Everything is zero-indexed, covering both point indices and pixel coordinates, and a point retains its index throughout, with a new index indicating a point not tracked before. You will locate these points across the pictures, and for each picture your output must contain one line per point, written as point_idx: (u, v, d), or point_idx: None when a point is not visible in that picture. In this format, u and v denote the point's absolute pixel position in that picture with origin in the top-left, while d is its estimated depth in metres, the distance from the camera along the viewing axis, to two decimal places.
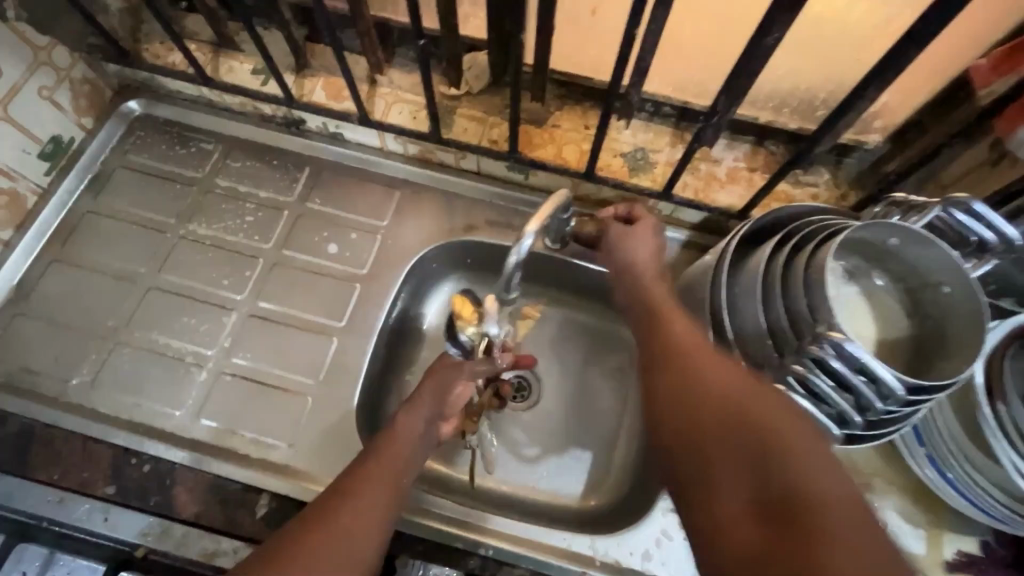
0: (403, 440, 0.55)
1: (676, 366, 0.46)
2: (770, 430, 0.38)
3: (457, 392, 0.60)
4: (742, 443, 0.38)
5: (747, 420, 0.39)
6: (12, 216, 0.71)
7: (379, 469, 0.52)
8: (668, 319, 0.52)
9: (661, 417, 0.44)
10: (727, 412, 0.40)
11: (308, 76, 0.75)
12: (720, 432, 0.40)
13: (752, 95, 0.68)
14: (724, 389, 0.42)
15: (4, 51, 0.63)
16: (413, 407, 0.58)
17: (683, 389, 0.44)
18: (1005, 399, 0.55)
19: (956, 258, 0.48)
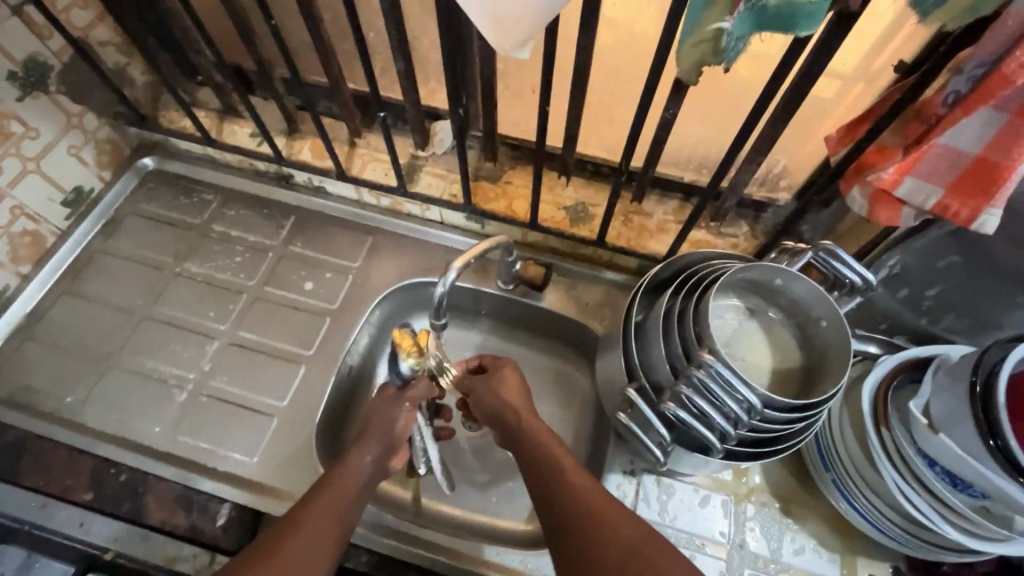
0: (354, 471, 0.61)
1: (562, 488, 0.56)
2: (638, 547, 0.49)
3: (400, 424, 0.67)
4: (618, 558, 0.49)
5: (598, 514, 0.53)
6: (32, 253, 0.81)
7: (330, 497, 0.58)
8: (553, 446, 0.60)
9: (559, 532, 0.54)
10: (598, 515, 0.53)
11: (297, 139, 0.87)
12: (603, 552, 0.50)
13: (676, 158, 0.79)
14: (585, 481, 0.57)
15: (42, 117, 0.76)
16: (365, 439, 0.65)
17: (565, 495, 0.56)
18: (888, 424, 0.62)
19: (824, 296, 0.57)
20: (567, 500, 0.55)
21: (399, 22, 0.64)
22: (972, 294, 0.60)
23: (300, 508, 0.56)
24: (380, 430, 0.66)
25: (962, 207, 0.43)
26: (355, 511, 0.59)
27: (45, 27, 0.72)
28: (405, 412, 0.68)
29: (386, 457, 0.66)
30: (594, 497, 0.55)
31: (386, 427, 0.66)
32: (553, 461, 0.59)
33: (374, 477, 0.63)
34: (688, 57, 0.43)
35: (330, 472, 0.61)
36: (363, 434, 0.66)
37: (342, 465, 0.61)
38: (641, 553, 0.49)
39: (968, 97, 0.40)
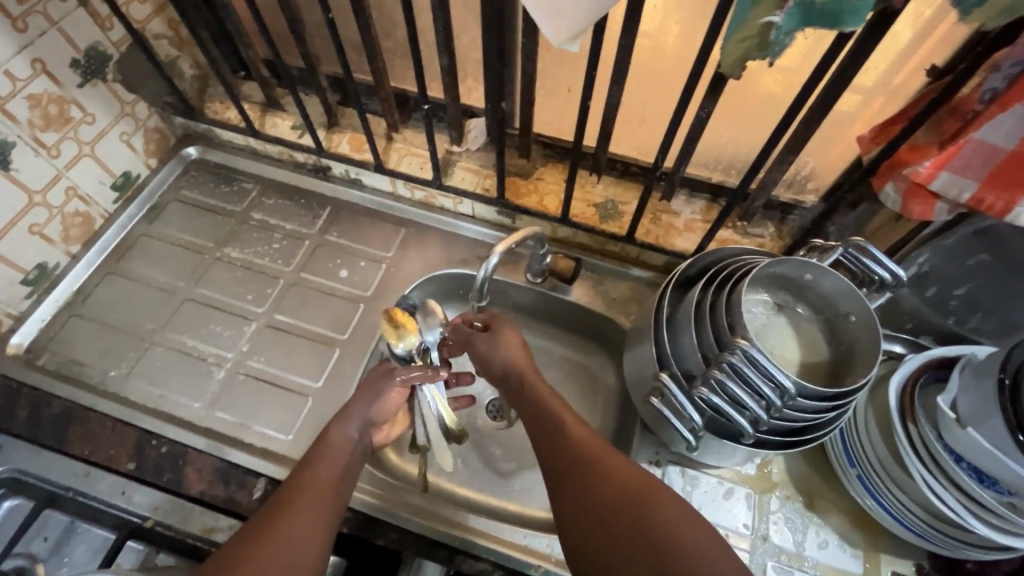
0: (337, 448, 0.62)
1: (563, 439, 0.59)
2: (635, 490, 0.52)
3: (386, 401, 0.66)
4: (616, 501, 0.52)
5: (595, 460, 0.56)
6: (83, 233, 0.85)
7: (315, 478, 0.58)
8: (552, 404, 0.63)
9: (559, 479, 0.57)
10: (597, 461, 0.56)
11: (336, 132, 0.89)
12: (599, 495, 0.53)
13: (706, 159, 0.80)
14: (583, 431, 0.60)
15: (99, 103, 0.79)
16: (348, 415, 0.64)
17: (565, 444, 0.59)
18: (914, 419, 0.63)
19: (855, 291, 0.58)
20: (566, 448, 0.58)
21: (445, 21, 0.66)
22: (1000, 294, 0.61)
23: (290, 491, 0.57)
24: (360, 409, 0.65)
25: (996, 199, 0.45)
26: (345, 485, 0.60)
27: (107, 19, 0.76)
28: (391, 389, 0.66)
29: (369, 431, 0.66)
30: (593, 446, 0.58)
31: (367, 404, 0.65)
32: (553, 416, 0.62)
33: (362, 441, 0.65)
34: (732, 52, 0.45)
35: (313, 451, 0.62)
36: (343, 411, 0.65)
37: (323, 442, 0.62)
38: (638, 495, 0.52)
39: (1005, 93, 0.42)
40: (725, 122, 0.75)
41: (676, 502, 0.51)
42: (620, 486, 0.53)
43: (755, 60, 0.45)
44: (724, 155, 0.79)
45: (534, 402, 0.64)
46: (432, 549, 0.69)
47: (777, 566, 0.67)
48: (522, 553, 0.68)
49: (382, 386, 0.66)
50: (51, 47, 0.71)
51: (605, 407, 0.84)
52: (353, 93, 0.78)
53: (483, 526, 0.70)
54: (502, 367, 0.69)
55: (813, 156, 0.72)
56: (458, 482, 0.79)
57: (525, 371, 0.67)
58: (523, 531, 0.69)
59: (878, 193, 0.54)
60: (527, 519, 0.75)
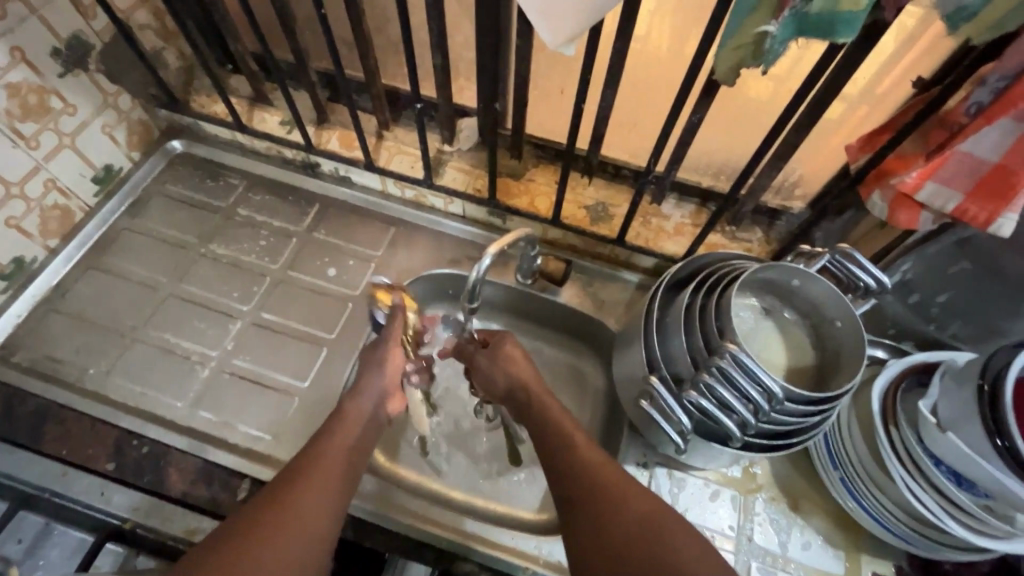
0: (356, 416, 0.62)
1: (575, 464, 0.58)
2: (654, 520, 0.51)
3: (388, 369, 0.67)
4: (636, 529, 0.51)
5: (612, 487, 0.55)
6: (62, 227, 0.82)
7: (335, 442, 0.58)
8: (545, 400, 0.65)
9: (573, 503, 0.56)
10: (605, 478, 0.56)
11: (326, 129, 0.88)
12: (619, 522, 0.52)
13: (697, 163, 0.81)
14: (596, 457, 0.58)
15: (81, 94, 0.77)
16: (360, 388, 0.65)
17: (579, 470, 0.58)
18: (896, 423, 0.64)
19: (841, 297, 0.59)
20: (579, 475, 0.57)
21: (439, 19, 0.66)
22: (980, 302, 0.63)
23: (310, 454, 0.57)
24: (373, 379, 0.66)
25: (981, 210, 0.46)
26: (361, 453, 0.60)
27: (90, 7, 0.74)
28: (390, 352, 0.68)
29: (383, 406, 0.66)
30: (607, 473, 0.57)
31: (376, 372, 0.66)
32: (565, 436, 0.61)
33: (377, 416, 0.65)
34: (726, 59, 0.45)
35: (332, 418, 0.62)
36: (356, 385, 0.65)
37: (341, 412, 0.62)
38: (658, 525, 0.51)
39: (991, 106, 0.43)
40: (715, 127, 0.75)
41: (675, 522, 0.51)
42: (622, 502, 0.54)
43: (749, 68, 0.45)
44: (714, 160, 0.80)
45: (540, 420, 0.64)
46: (418, 550, 0.69)
47: (762, 567, 0.68)
48: (509, 555, 0.68)
49: (381, 352, 0.68)
50: (31, 36, 0.68)
51: (592, 408, 0.85)
52: (344, 89, 0.77)
53: (471, 527, 0.69)
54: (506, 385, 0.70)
55: (801, 163, 0.73)
56: (445, 482, 0.78)
57: (534, 386, 0.67)
58: (512, 533, 0.69)
59: (865, 202, 0.55)
60: (514, 521, 0.75)
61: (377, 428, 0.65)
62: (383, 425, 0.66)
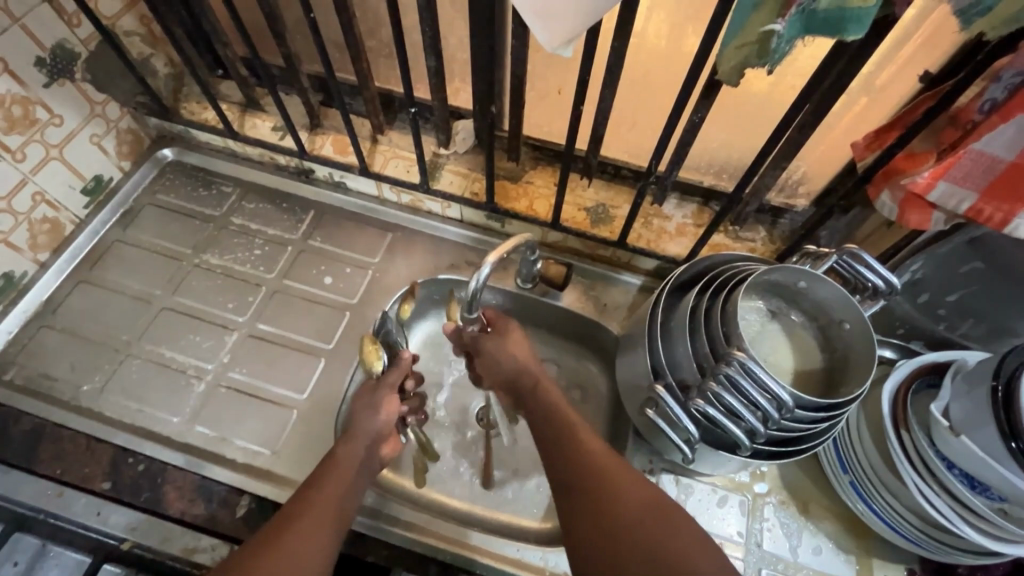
0: (344, 463, 0.60)
1: (575, 450, 0.58)
2: (653, 505, 0.52)
3: (383, 415, 0.65)
4: (634, 514, 0.51)
5: (613, 475, 0.55)
6: (51, 240, 0.81)
7: (321, 497, 0.56)
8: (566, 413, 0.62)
9: (567, 489, 0.56)
10: (604, 472, 0.55)
11: (319, 134, 0.86)
12: (616, 507, 0.52)
13: (697, 162, 0.79)
14: (599, 446, 0.58)
15: (67, 105, 0.75)
16: (352, 434, 0.63)
17: (579, 456, 0.57)
18: (907, 426, 0.62)
19: (849, 299, 0.58)
20: (581, 462, 0.57)
21: (432, 20, 0.64)
22: (992, 300, 0.61)
23: (291, 512, 0.55)
24: (364, 425, 0.63)
25: (995, 210, 0.45)
26: (349, 504, 0.58)
27: (74, 15, 0.72)
28: (386, 398, 0.66)
29: (377, 448, 0.64)
30: (610, 462, 0.57)
31: (370, 417, 0.64)
32: (567, 421, 0.61)
33: (370, 461, 0.63)
34: (730, 59, 0.44)
35: (322, 466, 0.60)
36: (348, 432, 0.63)
37: (332, 459, 0.61)
38: (657, 509, 0.52)
39: (1007, 103, 0.41)
40: (715, 126, 0.74)
41: (673, 524, 0.50)
42: (617, 501, 0.53)
43: (754, 68, 0.43)
44: (715, 159, 0.78)
45: (541, 409, 0.63)
46: (421, 564, 0.67)
47: (772, 574, 0.67)
48: (514, 567, 0.67)
49: (377, 398, 0.66)
50: (14, 45, 0.67)
51: (596, 413, 0.83)
52: (336, 94, 0.75)
53: (475, 541, 0.68)
54: (512, 373, 0.67)
55: (806, 161, 0.71)
56: (449, 493, 0.77)
57: (537, 376, 0.66)
58: (517, 544, 0.68)
59: (874, 202, 0.53)
60: (521, 531, 0.74)
61: (370, 474, 0.63)
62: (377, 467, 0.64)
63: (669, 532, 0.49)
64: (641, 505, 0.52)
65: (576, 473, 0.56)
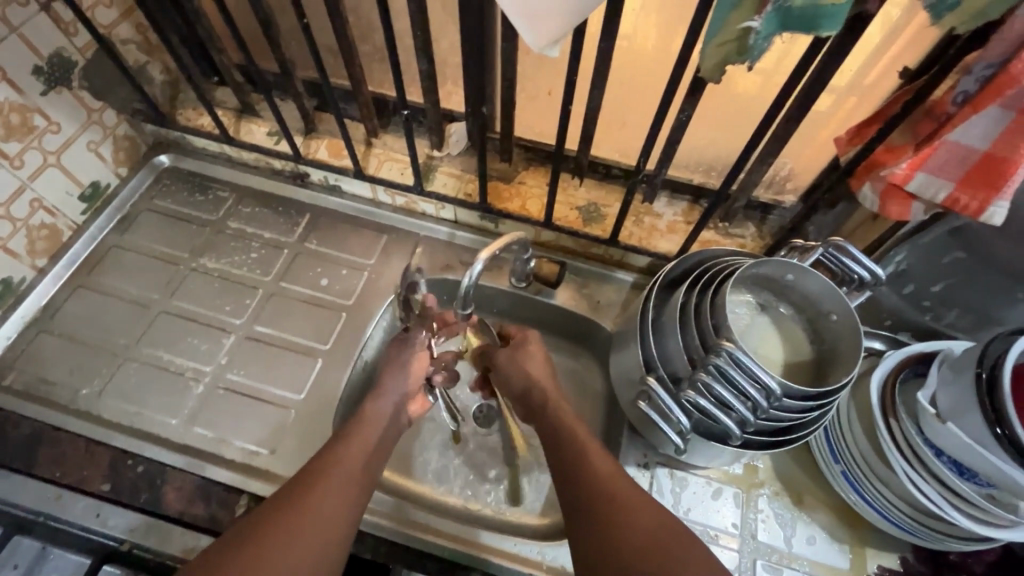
0: (374, 420, 0.61)
1: (584, 472, 0.57)
2: (656, 541, 0.50)
3: (412, 373, 0.67)
4: (639, 553, 0.49)
5: (622, 507, 0.53)
6: (49, 246, 0.82)
7: (349, 452, 0.58)
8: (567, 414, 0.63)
9: (578, 515, 0.55)
10: (610, 494, 0.54)
11: (314, 138, 0.87)
12: (621, 544, 0.51)
13: (687, 161, 0.81)
14: (612, 474, 0.56)
15: (65, 112, 0.76)
16: (382, 390, 0.64)
17: (590, 482, 0.56)
18: (896, 415, 0.63)
19: (835, 290, 0.59)
20: (586, 483, 0.56)
21: (424, 24, 0.65)
22: (975, 290, 0.63)
23: (321, 462, 0.56)
24: (394, 383, 0.65)
25: (971, 198, 0.46)
26: (376, 461, 0.59)
27: (71, 23, 0.73)
28: (415, 359, 0.67)
29: (404, 406, 0.66)
30: (623, 491, 0.55)
31: (398, 376, 0.66)
32: (578, 440, 0.60)
33: (396, 418, 0.64)
34: (711, 56, 0.45)
35: (353, 422, 0.61)
36: (376, 388, 0.65)
37: (362, 415, 0.62)
38: (664, 550, 0.49)
39: (978, 95, 0.43)
40: (702, 125, 0.75)
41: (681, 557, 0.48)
42: (621, 526, 0.52)
43: (734, 65, 0.45)
44: (703, 157, 0.79)
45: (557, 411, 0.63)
46: (419, 561, 0.68)
47: (767, 564, 0.68)
48: (511, 561, 0.67)
49: (408, 357, 0.67)
50: (12, 54, 0.68)
51: (592, 410, 0.84)
52: (330, 98, 0.76)
53: (472, 536, 0.69)
54: (523, 384, 0.67)
55: (792, 157, 0.72)
56: (446, 490, 0.77)
57: (548, 391, 0.65)
58: (515, 539, 0.69)
59: (856, 194, 0.55)
60: (519, 527, 0.75)
61: (398, 429, 0.65)
62: (402, 427, 0.66)
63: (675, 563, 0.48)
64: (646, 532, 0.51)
65: (582, 491, 0.56)
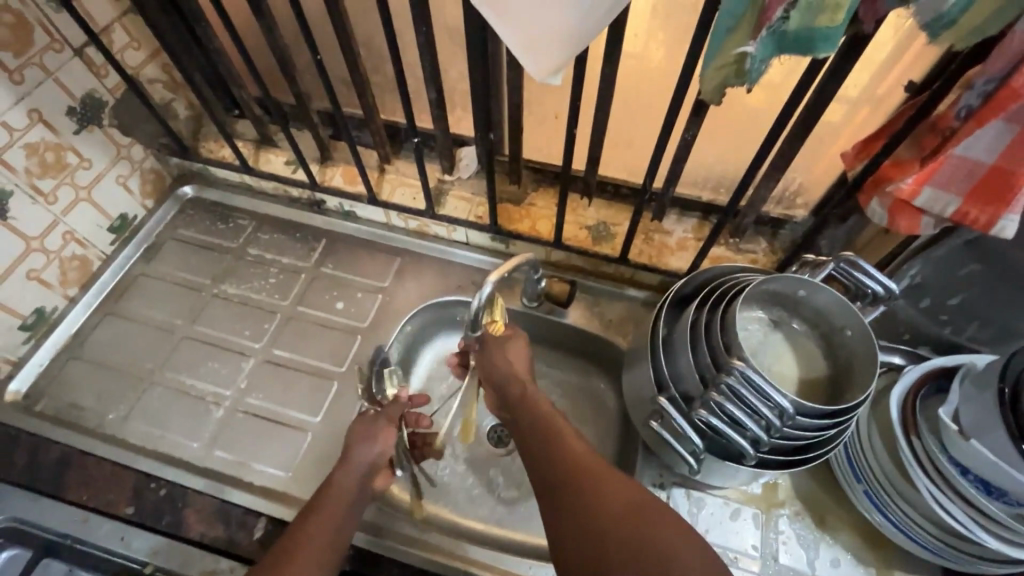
0: (338, 493, 0.62)
1: (556, 453, 0.58)
2: (634, 500, 0.51)
3: (380, 446, 0.66)
4: (619, 514, 0.50)
5: (597, 476, 0.54)
6: (80, 276, 0.85)
7: (318, 528, 0.58)
8: (543, 407, 0.64)
9: (552, 492, 0.55)
10: (584, 466, 0.55)
11: (329, 166, 0.90)
12: (599, 507, 0.51)
13: (694, 178, 0.81)
14: (585, 450, 0.57)
15: (95, 148, 0.81)
16: (349, 460, 0.64)
17: (565, 458, 0.57)
18: (917, 431, 0.62)
19: (848, 306, 0.58)
20: (560, 462, 0.57)
21: (432, 55, 0.68)
22: (995, 302, 0.61)
23: (290, 543, 0.57)
24: (361, 454, 0.65)
25: (981, 213, 0.46)
26: (344, 535, 0.60)
27: (102, 67, 0.78)
28: (384, 428, 0.67)
29: (372, 477, 0.65)
30: (594, 463, 0.55)
31: (366, 447, 0.65)
32: (551, 430, 0.61)
33: (363, 488, 0.64)
34: (711, 79, 0.46)
35: (320, 493, 0.62)
36: (345, 459, 0.65)
37: (327, 487, 0.62)
38: (641, 507, 0.50)
39: (981, 110, 0.43)
40: (706, 142, 0.76)
41: (658, 509, 0.49)
42: (597, 490, 0.52)
43: (733, 87, 0.45)
44: (711, 173, 0.80)
45: (526, 413, 0.64)
46: None
47: None
48: None
49: (374, 427, 0.67)
50: (47, 96, 0.72)
51: (606, 429, 0.83)
52: (343, 127, 0.79)
53: (487, 559, 0.69)
54: (501, 376, 0.68)
55: (799, 172, 0.73)
56: (461, 512, 0.77)
57: (524, 381, 0.67)
58: (529, 562, 0.68)
59: (865, 209, 0.54)
60: (533, 549, 0.74)
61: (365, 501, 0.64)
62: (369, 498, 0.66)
63: (654, 516, 0.49)
64: (624, 492, 0.52)
65: (556, 468, 0.56)
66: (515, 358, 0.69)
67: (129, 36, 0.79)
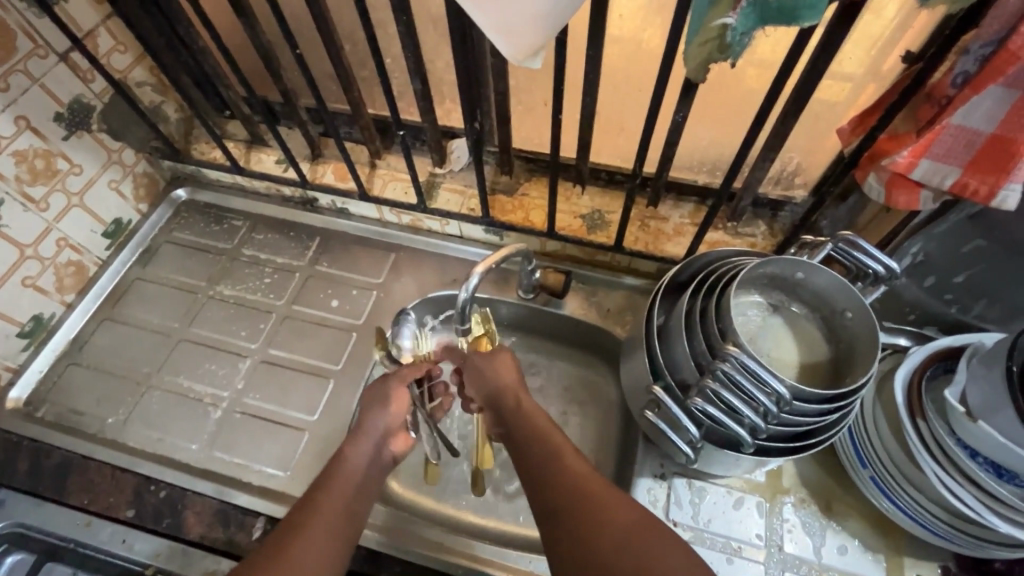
0: (354, 463, 0.61)
1: (550, 470, 0.57)
2: (636, 526, 0.49)
3: (393, 409, 0.66)
4: (623, 541, 0.48)
5: (597, 499, 0.52)
6: (76, 282, 0.86)
7: (331, 497, 0.57)
8: (532, 413, 0.63)
9: (554, 514, 0.53)
10: (584, 489, 0.54)
11: (320, 163, 0.90)
12: (601, 532, 0.49)
13: (689, 161, 0.79)
14: (590, 472, 0.56)
15: (86, 154, 0.80)
16: (364, 428, 0.64)
17: (562, 477, 0.55)
18: (924, 414, 0.60)
19: (848, 287, 0.56)
20: (553, 481, 0.56)
21: (416, 45, 0.66)
22: (1003, 278, 0.59)
23: (304, 512, 0.55)
24: (375, 421, 0.64)
25: (981, 183, 0.44)
26: (358, 509, 0.58)
27: (88, 71, 0.77)
28: (397, 391, 0.67)
29: (387, 444, 0.64)
30: (594, 485, 0.54)
31: (379, 412, 0.65)
32: (541, 439, 0.60)
33: (378, 459, 0.63)
34: (695, 56, 0.44)
35: (330, 465, 0.61)
36: (359, 427, 0.64)
37: (340, 457, 0.61)
38: (643, 533, 0.48)
39: (977, 75, 0.41)
40: (698, 123, 0.74)
41: (661, 535, 0.48)
42: (597, 515, 0.51)
43: (717, 63, 0.43)
44: (706, 156, 0.78)
45: (522, 427, 0.62)
46: None
47: None
48: None
49: (386, 391, 0.67)
50: (33, 103, 0.72)
51: (606, 419, 0.82)
52: (330, 123, 0.78)
53: (491, 555, 0.68)
54: (493, 388, 0.67)
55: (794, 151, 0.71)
56: (462, 507, 0.77)
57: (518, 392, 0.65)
58: (531, 557, 0.67)
59: (860, 185, 0.52)
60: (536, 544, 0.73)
61: (381, 471, 0.63)
62: (387, 466, 0.64)
63: (656, 542, 0.47)
64: (625, 518, 0.50)
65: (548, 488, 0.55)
66: (501, 369, 0.68)
67: (114, 39, 0.78)
